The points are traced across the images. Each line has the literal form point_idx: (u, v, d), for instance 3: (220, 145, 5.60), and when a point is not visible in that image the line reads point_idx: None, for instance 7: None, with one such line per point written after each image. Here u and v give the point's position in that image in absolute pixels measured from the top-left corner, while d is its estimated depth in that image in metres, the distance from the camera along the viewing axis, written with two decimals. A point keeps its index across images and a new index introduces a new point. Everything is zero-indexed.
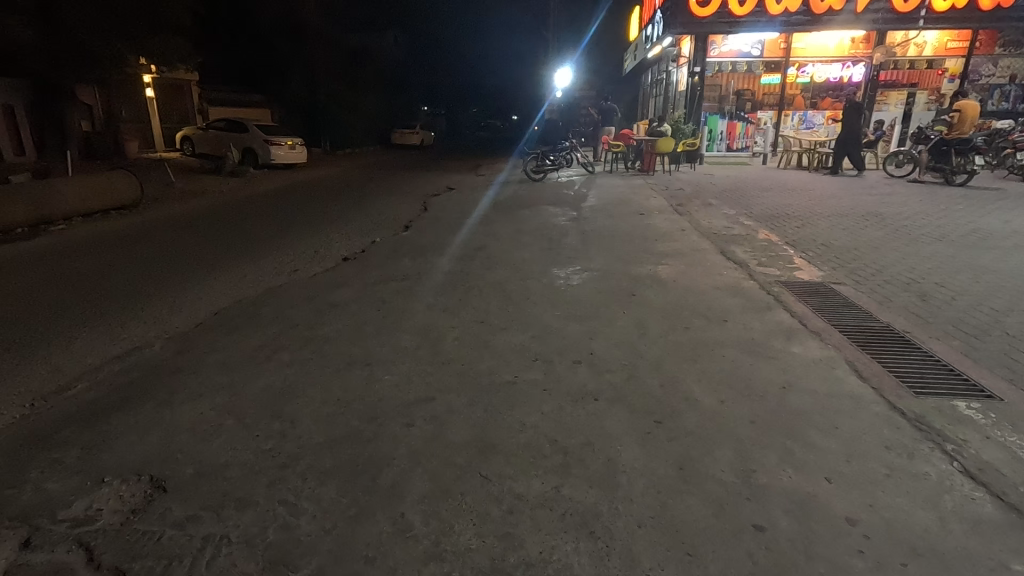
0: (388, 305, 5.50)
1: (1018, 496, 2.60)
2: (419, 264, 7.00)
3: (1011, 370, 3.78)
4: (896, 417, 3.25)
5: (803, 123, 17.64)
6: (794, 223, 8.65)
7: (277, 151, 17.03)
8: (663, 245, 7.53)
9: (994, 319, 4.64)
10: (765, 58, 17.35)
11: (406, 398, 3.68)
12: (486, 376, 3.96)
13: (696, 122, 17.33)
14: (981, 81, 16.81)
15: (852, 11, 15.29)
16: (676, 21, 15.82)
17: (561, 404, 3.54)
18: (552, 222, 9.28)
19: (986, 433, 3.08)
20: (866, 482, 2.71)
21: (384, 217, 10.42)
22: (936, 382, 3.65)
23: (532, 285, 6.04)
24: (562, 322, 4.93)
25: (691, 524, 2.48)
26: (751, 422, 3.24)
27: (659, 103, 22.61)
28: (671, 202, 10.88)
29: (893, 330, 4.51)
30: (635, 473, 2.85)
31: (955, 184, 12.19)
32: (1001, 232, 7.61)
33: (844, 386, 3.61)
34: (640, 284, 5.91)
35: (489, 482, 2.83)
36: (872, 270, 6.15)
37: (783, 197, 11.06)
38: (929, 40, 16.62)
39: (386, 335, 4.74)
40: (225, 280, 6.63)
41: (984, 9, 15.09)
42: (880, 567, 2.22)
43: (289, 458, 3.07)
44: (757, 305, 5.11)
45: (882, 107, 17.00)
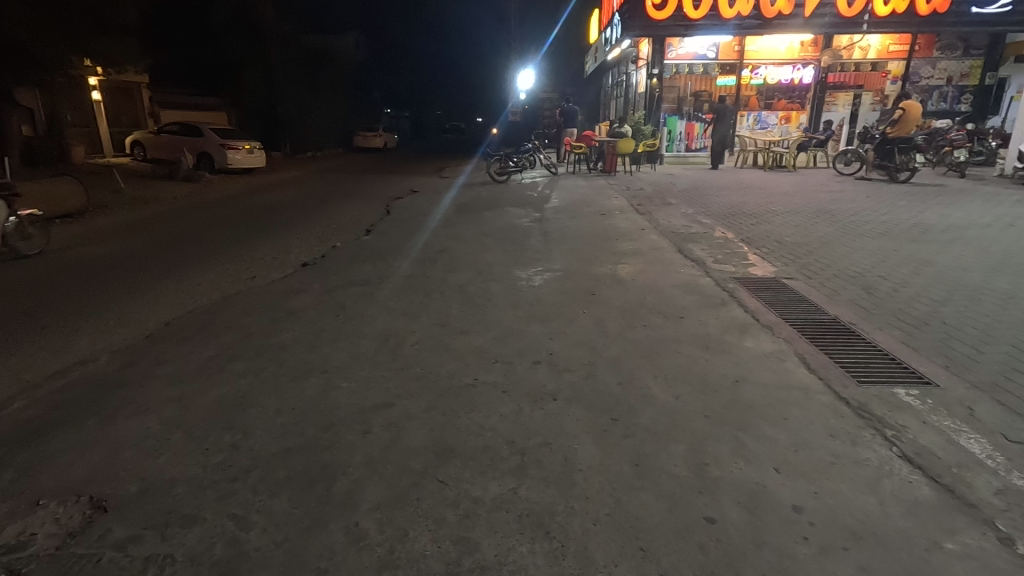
0: (347, 311, 5.41)
1: (951, 477, 2.71)
2: (380, 268, 6.93)
3: (947, 357, 3.96)
4: (841, 406, 3.37)
5: (758, 124, 18.08)
6: (749, 221, 8.91)
7: (235, 155, 16.55)
8: (623, 245, 7.64)
9: (933, 309, 4.86)
10: (720, 60, 17.69)
11: (363, 404, 3.63)
12: (445, 379, 3.93)
13: (655, 124, 17.98)
14: (922, 82, 17.58)
15: (801, 15, 15.95)
16: (634, 24, 16.12)
17: (520, 405, 3.54)
18: (516, 224, 9.32)
19: (922, 417, 3.22)
20: (812, 470, 2.79)
21: (346, 220, 10.32)
22: (879, 371, 3.80)
23: (494, 287, 6.04)
24: (523, 323, 4.95)
25: (645, 520, 2.51)
26: (704, 416, 3.31)
27: (620, 104, 22.95)
28: (632, 202, 11.05)
29: (840, 321, 4.68)
30: (591, 470, 2.87)
31: (899, 181, 12.75)
32: (939, 226, 8.01)
33: (793, 378, 3.72)
34: (599, 283, 5.99)
35: (446, 487, 2.80)
36: (822, 265, 6.37)
37: (739, 196, 11.40)
38: (873, 44, 17.28)
39: (344, 341, 4.67)
40: (178, 289, 6.43)
41: (922, 14, 15.87)
42: (823, 551, 2.29)
43: (240, 471, 2.98)
44: (712, 302, 5.23)
45: (832, 107, 17.78)
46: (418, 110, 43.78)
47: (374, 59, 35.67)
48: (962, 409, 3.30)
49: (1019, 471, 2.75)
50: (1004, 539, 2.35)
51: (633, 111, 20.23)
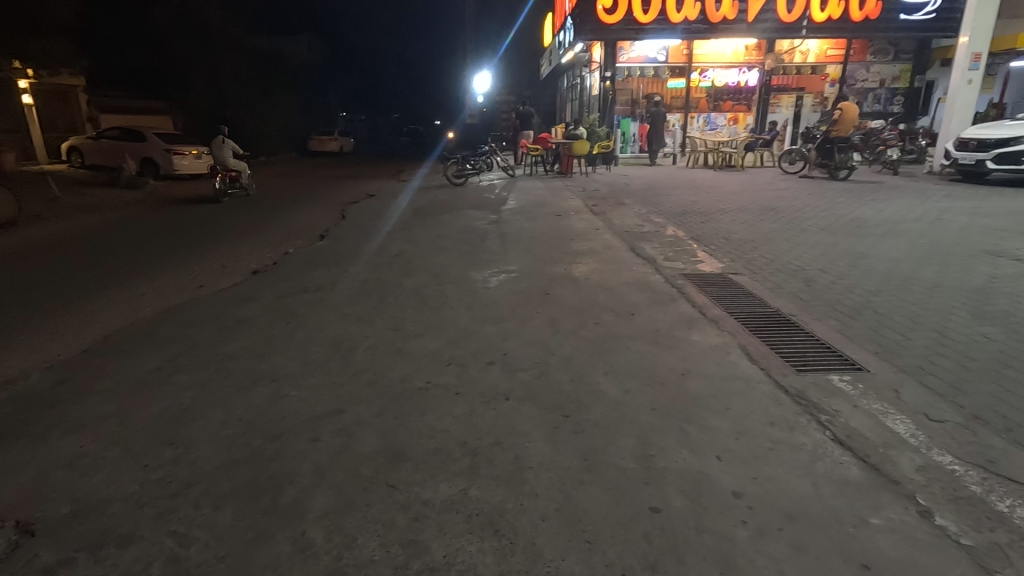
0: (299, 318, 5.29)
1: (877, 457, 2.87)
2: (333, 273, 6.82)
3: (878, 344, 4.19)
4: (780, 394, 3.51)
5: (708, 125, 18.61)
6: (699, 219, 9.17)
7: (182, 161, 15.93)
8: (578, 244, 7.74)
9: (866, 299, 5.12)
10: (670, 64, 18.13)
11: (313, 412, 3.56)
12: (398, 384, 3.90)
13: (609, 125, 18.23)
14: (858, 85, 18.53)
15: (745, 20, 16.58)
16: (586, 27, 16.47)
17: (472, 406, 3.54)
18: (472, 226, 9.33)
19: (854, 402, 3.39)
20: (752, 456, 2.91)
21: (299, 226, 10.11)
22: (816, 359, 3.99)
23: (450, 289, 6.03)
24: (477, 324, 4.96)
25: (592, 514, 2.55)
26: (652, 409, 3.40)
27: (575, 107, 23.26)
28: (587, 203, 11.21)
29: (781, 313, 4.89)
30: (541, 467, 2.91)
31: (839, 179, 13.34)
32: (874, 221, 8.43)
33: (736, 369, 3.86)
34: (554, 283, 6.06)
35: (396, 491, 2.78)
36: (766, 260, 6.62)
37: (691, 195, 11.69)
38: (812, 48, 18.08)
39: (295, 348, 4.57)
40: (120, 299, 6.19)
41: (856, 20, 16.73)
42: (759, 533, 2.39)
43: (181, 486, 2.88)
44: (662, 298, 5.36)
45: (776, 108, 18.43)
46: (374, 113, 43.17)
47: (327, 62, 35.07)
48: (889, 392, 3.49)
49: (939, 447, 2.93)
50: (923, 511, 2.50)
51: (588, 113, 20.51)
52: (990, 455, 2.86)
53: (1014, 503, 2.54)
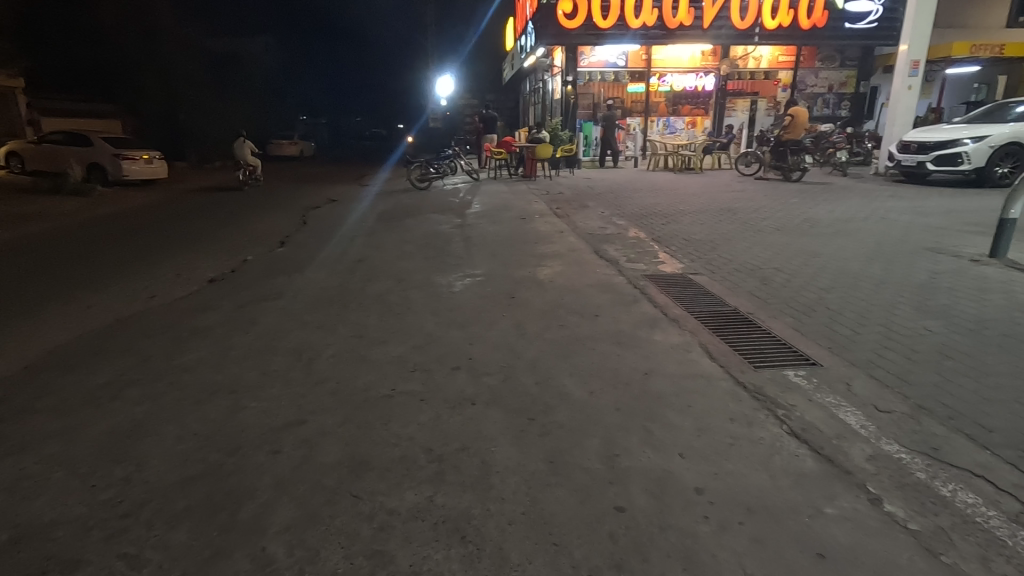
0: (258, 328, 5.15)
1: (831, 448, 2.98)
2: (294, 280, 6.67)
3: (831, 339, 4.35)
4: (739, 390, 3.61)
5: (667, 128, 18.94)
6: (660, 221, 9.36)
7: (131, 166, 15.28)
8: (543, 247, 7.78)
9: (819, 296, 5.32)
10: (630, 68, 18.46)
11: (274, 423, 3.46)
12: (361, 392, 3.83)
13: (572, 128, 18.38)
14: (808, 90, 19.24)
15: (700, 26, 17.09)
16: (547, 32, 16.68)
17: (438, 413, 3.51)
18: (436, 230, 9.28)
19: (809, 396, 3.51)
20: (713, 453, 2.97)
21: (259, 232, 9.86)
22: (772, 356, 4.12)
23: (414, 295, 5.97)
24: (442, 329, 4.93)
25: (558, 515, 2.57)
26: (616, 409, 3.44)
27: (538, 111, 23.42)
28: (551, 206, 11.28)
29: (739, 311, 5.03)
30: (508, 471, 2.91)
31: (792, 180, 13.84)
32: (825, 221, 8.77)
33: (697, 367, 3.95)
34: (519, 286, 6.07)
35: (360, 502, 2.73)
36: (725, 260, 6.80)
37: (652, 197, 11.93)
38: (764, 55, 18.70)
39: (255, 358, 4.45)
40: (65, 312, 5.89)
41: (804, 28, 17.43)
42: (721, 528, 2.45)
43: (133, 505, 2.76)
44: (625, 299, 5.44)
45: (732, 112, 18.93)
46: (334, 118, 42.46)
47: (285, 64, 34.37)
48: (841, 385, 3.64)
49: (887, 437, 3.07)
50: (873, 499, 2.61)
51: (550, 116, 20.67)
52: (934, 442, 3.01)
53: (955, 488, 2.67)
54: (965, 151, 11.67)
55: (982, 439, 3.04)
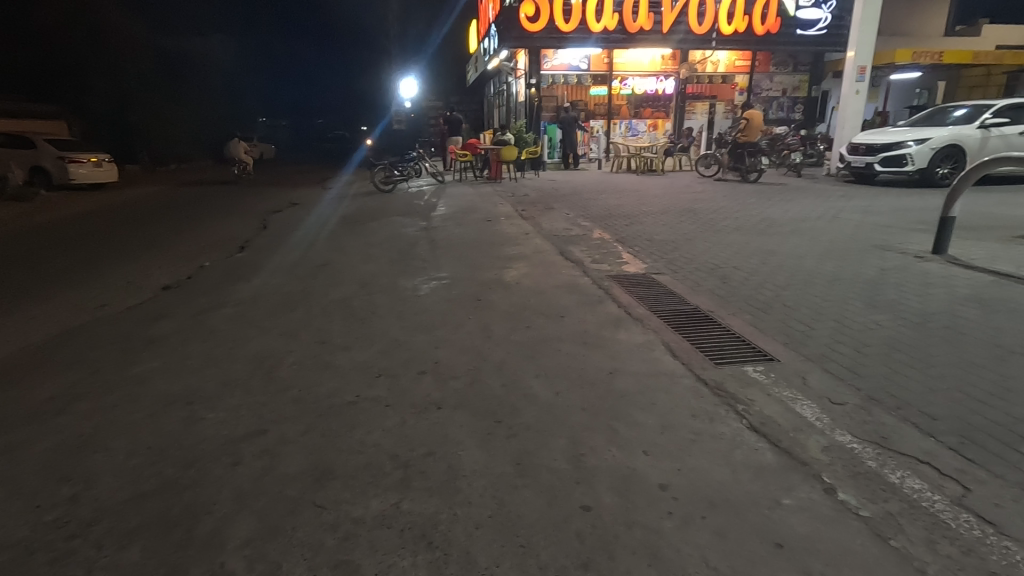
0: (216, 336, 4.98)
1: (788, 441, 3.08)
2: (255, 286, 6.50)
3: (787, 335, 4.50)
4: (701, 387, 3.69)
5: (629, 131, 19.28)
6: (624, 222, 9.50)
7: (79, 169, 14.73)
8: (509, 249, 7.79)
9: (776, 294, 5.49)
10: (592, 71, 18.66)
11: (232, 434, 3.36)
12: (324, 399, 3.75)
13: (536, 130, 18.47)
14: (763, 94, 19.85)
15: (660, 31, 17.48)
16: (510, 35, 16.81)
17: (403, 418, 3.47)
18: (401, 233, 9.19)
19: (768, 391, 3.62)
20: (676, 449, 3.03)
21: (217, 237, 9.57)
22: (733, 352, 4.22)
23: (379, 299, 5.89)
24: (408, 333, 4.88)
25: (525, 517, 2.57)
26: (582, 409, 3.47)
27: (503, 113, 23.48)
28: (517, 208, 11.30)
29: (701, 310, 5.14)
30: (474, 475, 2.89)
31: (750, 181, 14.24)
32: (781, 220, 9.07)
33: (660, 365, 4.02)
34: (485, 288, 6.06)
35: (324, 511, 2.67)
36: (686, 259, 6.95)
37: (616, 199, 12.09)
38: (721, 59, 19.19)
39: (213, 367, 4.31)
40: (5, 325, 5.56)
41: (759, 34, 18.00)
42: (684, 523, 2.49)
43: (82, 525, 2.63)
44: (590, 300, 5.50)
45: (692, 115, 19.35)
46: (294, 119, 41.52)
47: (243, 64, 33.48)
48: (797, 378, 3.76)
49: (841, 428, 3.18)
50: (829, 488, 2.70)
51: (515, 118, 20.72)
52: (883, 432, 3.14)
53: (903, 475, 2.80)
54: (908, 153, 12.25)
55: (927, 427, 3.19)
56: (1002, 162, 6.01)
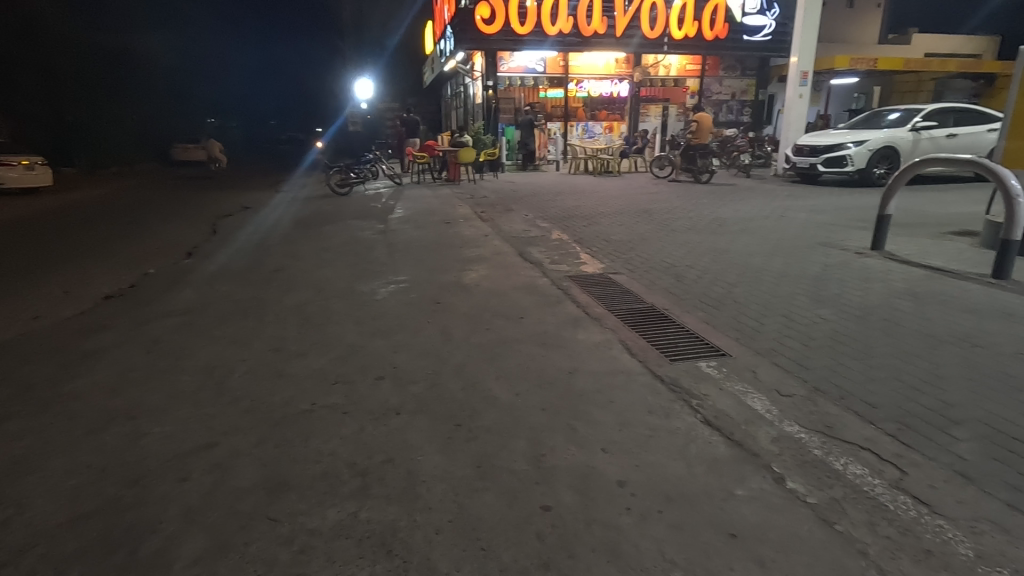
0: (162, 346, 4.77)
1: (740, 433, 3.18)
2: (204, 293, 6.25)
3: (738, 330, 4.65)
4: (657, 383, 3.78)
5: (586, 133, 19.46)
6: (582, 223, 9.62)
7: (8, 173, 13.86)
8: (468, 251, 7.77)
9: (727, 290, 5.67)
10: (548, 74, 18.83)
11: (180, 448, 3.22)
12: (279, 409, 3.64)
13: (494, 133, 18.51)
14: (713, 97, 20.44)
15: (613, 35, 17.83)
16: (466, 36, 16.84)
17: (362, 425, 3.41)
18: (358, 236, 9.03)
19: (720, 385, 3.73)
20: (634, 445, 3.08)
21: (163, 244, 9.15)
22: (687, 349, 4.33)
23: (336, 304, 5.77)
24: (365, 338, 4.80)
25: (486, 520, 2.56)
26: (541, 409, 3.49)
27: (460, 115, 23.40)
28: (476, 209, 11.27)
29: (656, 308, 5.26)
30: (434, 479, 2.87)
31: (702, 182, 14.65)
32: (732, 220, 9.38)
33: (618, 364, 4.08)
34: (445, 291, 6.02)
35: (278, 524, 2.59)
36: (642, 258, 7.09)
37: (574, 200, 12.23)
38: (673, 63, 19.68)
39: (159, 379, 4.12)
40: None
41: (708, 39, 18.60)
42: (642, 518, 2.54)
43: (13, 552, 2.47)
44: (550, 300, 5.53)
45: (646, 118, 19.77)
46: (245, 120, 40.20)
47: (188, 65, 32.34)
48: (748, 372, 3.90)
49: (789, 419, 3.31)
50: (778, 478, 2.80)
51: (473, 120, 20.70)
52: (828, 421, 3.28)
53: (847, 461, 2.93)
54: (848, 154, 12.86)
55: (868, 414, 3.35)
56: (931, 162, 6.39)
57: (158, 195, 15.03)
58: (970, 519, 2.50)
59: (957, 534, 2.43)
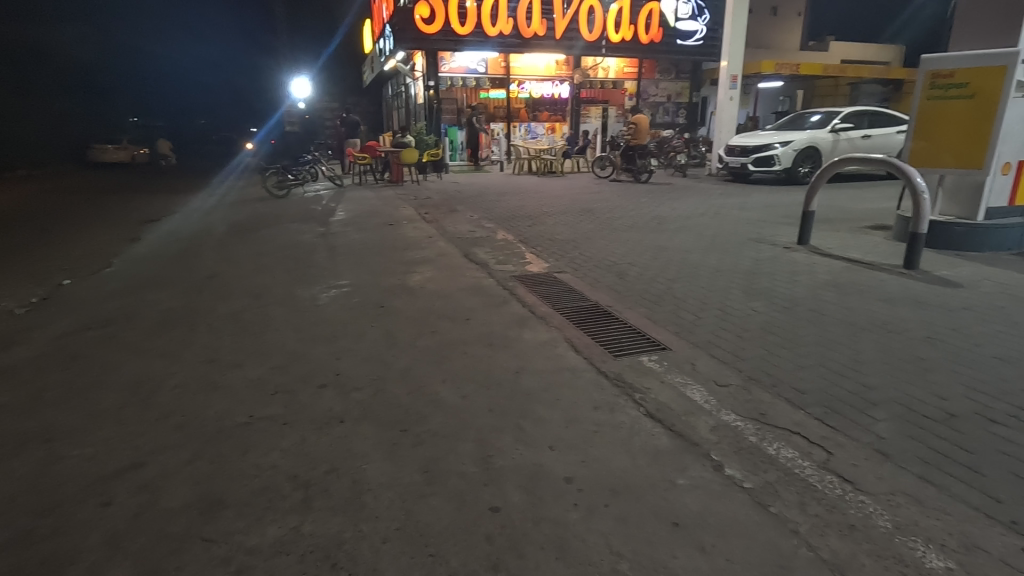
0: (80, 362, 4.43)
1: (681, 424, 3.29)
2: (128, 304, 5.87)
3: (678, 325, 4.81)
4: (602, 379, 3.85)
5: (529, 133, 19.71)
6: (527, 222, 9.69)
7: None
8: (412, 253, 7.66)
9: (667, 286, 5.85)
10: (490, 75, 18.89)
11: (103, 471, 3.00)
12: (213, 423, 3.46)
13: (437, 133, 18.34)
14: (650, 99, 21.08)
15: (553, 37, 18.06)
16: (405, 36, 16.63)
17: (303, 435, 3.29)
18: (297, 240, 8.73)
19: (662, 378, 3.85)
20: (580, 442, 3.12)
21: (82, 252, 8.52)
22: (630, 344, 4.44)
23: (274, 311, 5.54)
24: (306, 345, 4.64)
25: (434, 526, 2.53)
26: (489, 411, 3.48)
27: (402, 115, 23.10)
28: (420, 211, 11.14)
29: (600, 305, 5.36)
30: (381, 487, 2.81)
31: (642, 181, 15.08)
32: (670, 218, 9.71)
33: (564, 361, 4.14)
34: (389, 294, 5.91)
35: (213, 545, 2.46)
36: (586, 257, 7.20)
37: (518, 200, 12.31)
38: (611, 66, 20.12)
39: (78, 398, 3.83)
40: None
41: (644, 42, 19.15)
42: (589, 513, 2.58)
43: None
44: (496, 301, 5.54)
45: (587, 119, 20.14)
46: (171, 119, 38.01)
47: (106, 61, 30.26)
48: (687, 365, 4.04)
49: (726, 409, 3.45)
50: (716, 465, 2.92)
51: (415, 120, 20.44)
52: (761, 408, 3.45)
53: (779, 446, 3.08)
54: (776, 154, 13.57)
55: (797, 400, 3.55)
56: (848, 162, 6.84)
57: (74, 200, 14.00)
58: (888, 493, 2.69)
59: (876, 507, 2.61)
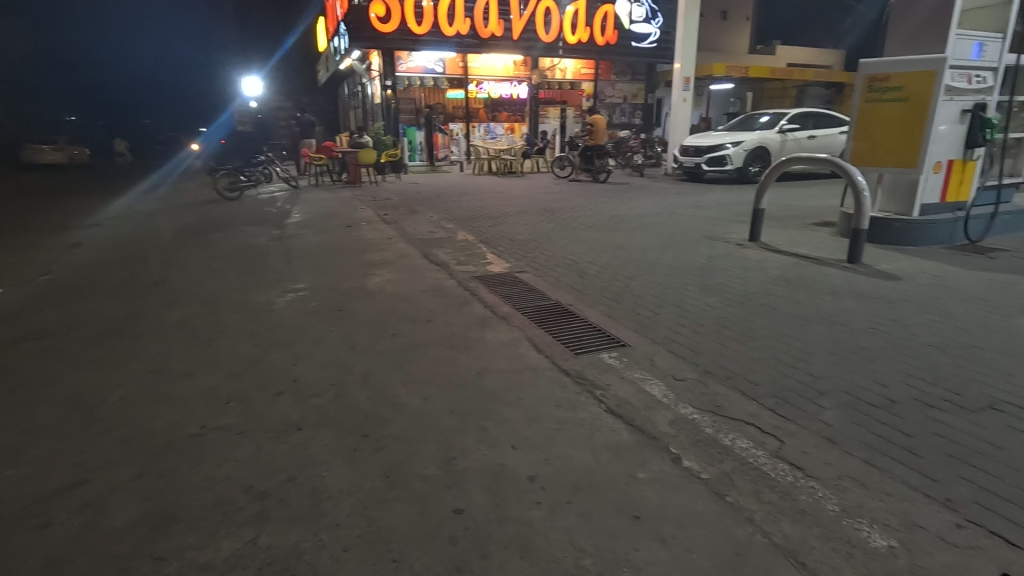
0: (14, 376, 4.16)
1: (641, 419, 3.35)
2: (67, 313, 5.55)
3: (636, 321, 4.90)
4: (563, 377, 3.88)
5: (488, 134, 19.65)
6: (487, 223, 9.68)
7: None
8: (371, 255, 7.54)
9: (626, 284, 5.95)
10: (448, 75, 18.79)
11: (41, 491, 2.83)
12: (162, 435, 3.31)
13: (394, 133, 18.12)
14: (608, 100, 21.39)
15: (510, 38, 18.12)
16: (360, 34, 16.38)
17: (259, 445, 3.19)
18: (250, 243, 8.46)
19: (621, 374, 3.92)
20: (543, 440, 3.14)
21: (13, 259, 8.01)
22: (590, 342, 4.50)
23: (227, 317, 5.36)
24: (261, 352, 4.50)
25: (396, 531, 2.49)
26: (451, 413, 3.46)
27: (359, 115, 22.72)
28: (379, 212, 10.97)
29: (561, 304, 5.40)
30: (341, 494, 2.75)
31: (600, 181, 15.28)
32: (628, 217, 9.89)
33: (525, 360, 4.15)
34: (348, 298, 5.80)
35: (163, 564, 2.36)
36: (546, 257, 7.25)
37: (478, 200, 12.29)
38: (568, 66, 20.29)
39: (11, 415, 3.60)
40: None
41: (599, 44, 19.42)
42: (552, 511, 2.59)
43: None
44: (456, 302, 5.51)
45: (545, 119, 20.28)
46: None
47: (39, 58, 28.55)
48: (646, 360, 4.12)
49: (683, 402, 3.54)
50: (675, 458, 2.99)
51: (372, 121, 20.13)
52: (717, 400, 3.55)
53: (734, 436, 3.18)
54: (728, 154, 13.98)
55: (750, 391, 3.67)
56: (794, 162, 7.12)
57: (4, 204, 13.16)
58: (836, 478, 2.82)
59: (825, 492, 2.72)
